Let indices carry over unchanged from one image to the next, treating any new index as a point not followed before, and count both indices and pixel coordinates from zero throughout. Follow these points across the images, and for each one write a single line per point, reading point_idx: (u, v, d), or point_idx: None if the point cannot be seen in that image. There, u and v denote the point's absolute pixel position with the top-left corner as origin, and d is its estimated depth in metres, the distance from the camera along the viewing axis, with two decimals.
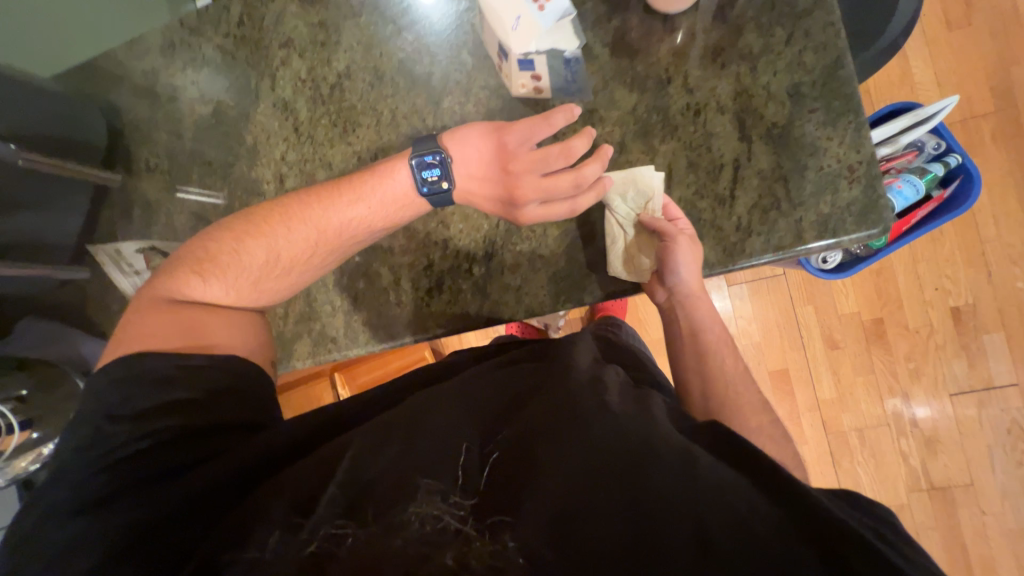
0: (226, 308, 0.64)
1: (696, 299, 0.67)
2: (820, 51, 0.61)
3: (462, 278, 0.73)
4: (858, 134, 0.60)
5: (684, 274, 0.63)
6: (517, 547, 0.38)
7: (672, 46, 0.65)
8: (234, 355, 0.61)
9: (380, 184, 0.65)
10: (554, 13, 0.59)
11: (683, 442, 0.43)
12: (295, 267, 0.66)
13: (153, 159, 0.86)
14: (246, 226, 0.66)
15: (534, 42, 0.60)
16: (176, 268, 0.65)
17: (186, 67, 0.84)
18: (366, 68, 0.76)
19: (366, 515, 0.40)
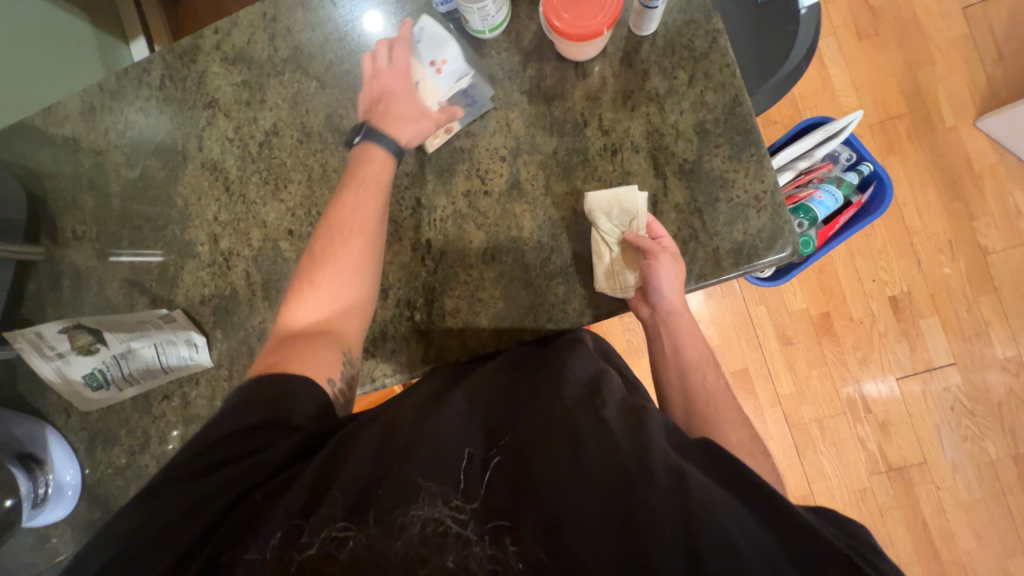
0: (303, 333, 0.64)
1: (677, 317, 0.64)
2: (720, 90, 0.65)
3: (410, 322, 0.73)
4: (761, 165, 0.64)
5: (665, 289, 0.62)
6: (517, 552, 0.40)
7: (585, 90, 0.68)
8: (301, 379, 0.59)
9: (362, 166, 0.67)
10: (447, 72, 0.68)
11: (677, 459, 0.44)
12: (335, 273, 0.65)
13: (79, 227, 0.84)
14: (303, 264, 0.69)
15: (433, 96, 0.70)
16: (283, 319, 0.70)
17: (108, 131, 0.82)
18: (293, 125, 0.76)
19: (367, 517, 0.43)
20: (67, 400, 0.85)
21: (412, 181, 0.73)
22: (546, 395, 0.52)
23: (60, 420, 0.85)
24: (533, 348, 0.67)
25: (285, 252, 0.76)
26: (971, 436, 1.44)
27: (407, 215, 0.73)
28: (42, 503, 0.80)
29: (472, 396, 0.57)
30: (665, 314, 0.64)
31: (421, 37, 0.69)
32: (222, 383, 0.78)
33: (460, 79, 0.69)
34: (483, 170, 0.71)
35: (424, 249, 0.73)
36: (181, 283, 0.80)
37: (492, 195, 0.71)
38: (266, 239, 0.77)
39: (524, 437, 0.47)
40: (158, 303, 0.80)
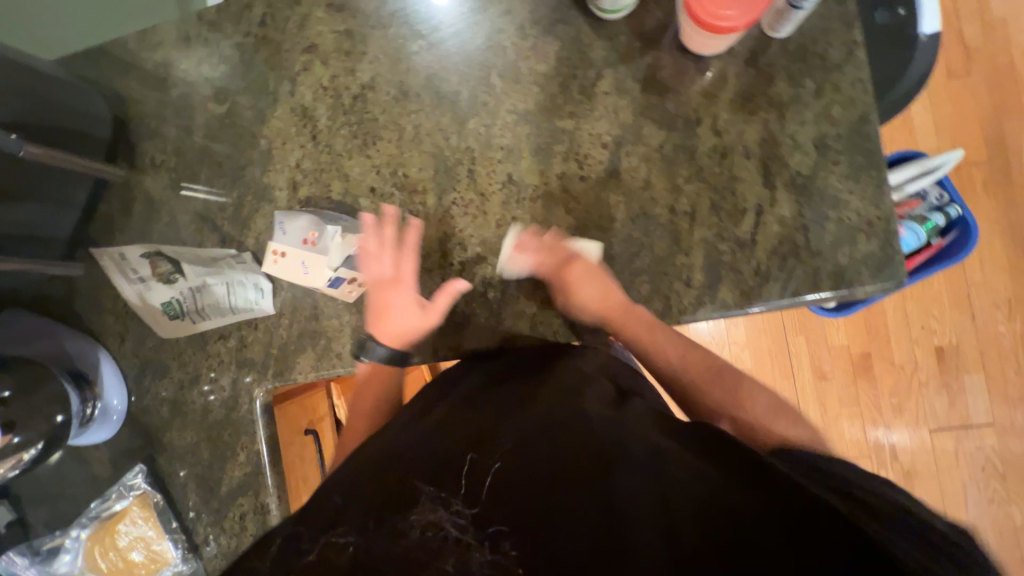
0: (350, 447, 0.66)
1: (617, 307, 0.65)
2: (847, 106, 0.62)
3: (480, 297, 0.72)
4: (879, 190, 0.62)
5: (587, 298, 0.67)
6: (516, 557, 0.40)
7: (703, 86, 0.65)
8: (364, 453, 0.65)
9: (384, 332, 0.68)
10: (322, 242, 0.68)
11: (654, 440, 0.46)
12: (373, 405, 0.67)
13: (159, 155, 0.82)
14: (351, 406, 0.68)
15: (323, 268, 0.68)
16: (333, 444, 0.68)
17: (201, 63, 0.81)
18: (391, 82, 0.74)
19: (368, 524, 0.44)
20: (122, 326, 0.84)
21: (506, 156, 0.71)
22: (537, 398, 0.54)
23: (113, 344, 0.85)
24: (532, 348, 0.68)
25: (364, 209, 0.75)
26: (996, 500, 1.40)
27: (495, 190, 0.71)
28: (88, 423, 0.81)
29: (470, 400, 0.58)
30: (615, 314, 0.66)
31: (281, 228, 0.68)
32: (281, 330, 0.78)
33: (333, 235, 0.68)
34: (581, 155, 0.69)
35: (508, 226, 0.71)
36: (253, 225, 0.79)
37: (588, 181, 0.69)
38: (346, 193, 0.75)
39: (518, 436, 0.48)
40: (226, 242, 0.79)
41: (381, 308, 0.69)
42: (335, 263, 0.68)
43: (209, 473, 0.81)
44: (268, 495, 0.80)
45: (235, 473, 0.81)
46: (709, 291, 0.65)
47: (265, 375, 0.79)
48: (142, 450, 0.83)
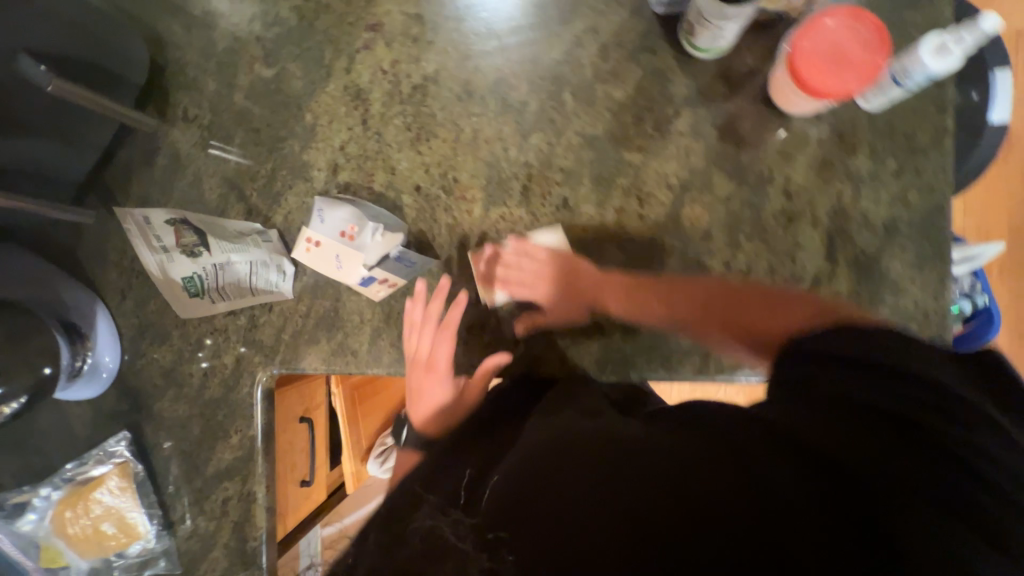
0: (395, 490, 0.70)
1: (598, 292, 0.65)
2: (925, 192, 0.60)
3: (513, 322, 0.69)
4: (941, 283, 0.60)
5: (564, 304, 0.66)
6: (515, 562, 0.35)
7: (781, 145, 0.63)
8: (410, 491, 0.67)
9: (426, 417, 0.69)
10: (362, 236, 0.64)
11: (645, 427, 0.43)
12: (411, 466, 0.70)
13: (193, 109, 0.77)
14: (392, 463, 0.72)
15: (357, 264, 0.64)
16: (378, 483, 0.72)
17: (255, 20, 0.75)
18: (456, 78, 0.70)
19: (370, 540, 0.44)
20: (125, 283, 0.79)
21: (565, 179, 0.67)
22: (535, 418, 0.52)
23: (112, 300, 0.80)
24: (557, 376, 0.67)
25: (405, 208, 0.71)
26: None
27: (548, 213, 0.68)
28: (74, 377, 0.77)
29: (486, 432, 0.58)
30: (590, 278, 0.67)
31: (319, 216, 0.64)
32: (296, 317, 0.74)
33: (375, 232, 0.64)
34: (643, 192, 0.66)
35: (554, 252, 0.68)
36: (284, 202, 0.74)
37: (646, 221, 0.66)
38: (389, 187, 0.71)
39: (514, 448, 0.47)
40: (252, 215, 0.75)
41: (419, 392, 0.70)
42: (370, 261, 0.64)
43: (196, 451, 0.78)
44: (256, 483, 0.76)
45: (225, 455, 0.77)
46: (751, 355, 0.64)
47: (272, 360, 0.76)
48: (127, 416, 0.79)
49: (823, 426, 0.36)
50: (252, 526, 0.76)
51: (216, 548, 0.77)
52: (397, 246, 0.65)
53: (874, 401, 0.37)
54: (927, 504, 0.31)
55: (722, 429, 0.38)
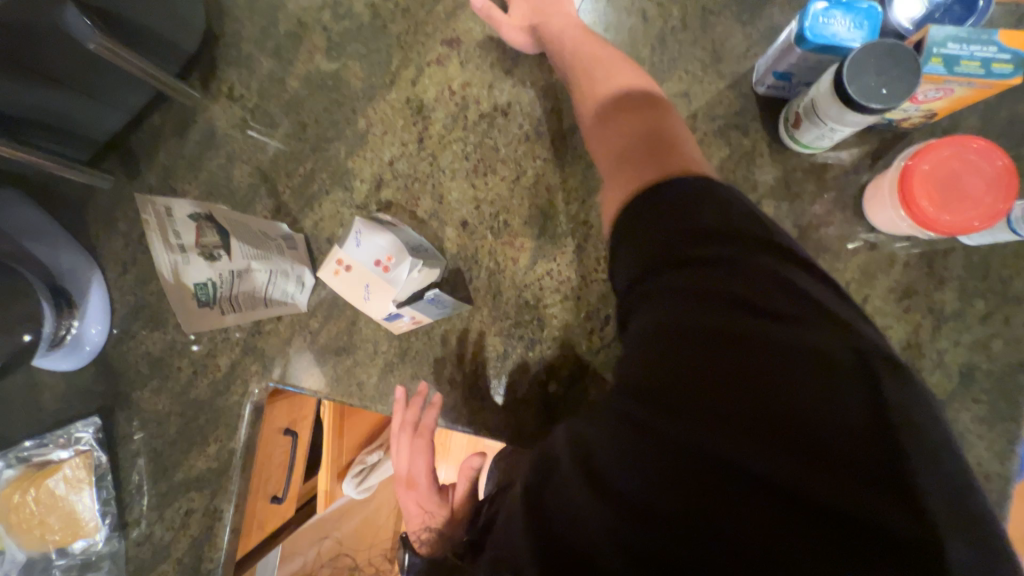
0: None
1: (558, 14, 0.61)
2: (1011, 344, 0.55)
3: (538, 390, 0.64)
4: (1010, 446, 0.55)
5: (532, 1, 0.62)
6: None
7: (864, 261, 0.58)
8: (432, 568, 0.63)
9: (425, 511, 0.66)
10: (398, 272, 0.57)
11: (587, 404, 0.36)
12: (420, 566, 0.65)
13: (239, 87, 0.71)
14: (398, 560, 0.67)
15: (385, 299, 0.58)
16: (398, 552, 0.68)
17: (325, 9, 0.70)
18: (528, 115, 0.65)
19: None
20: (129, 256, 0.73)
21: None
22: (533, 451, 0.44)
23: (111, 271, 0.74)
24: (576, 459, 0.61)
25: (446, 241, 0.65)
26: None
27: (598, 279, 0.63)
28: (56, 346, 0.69)
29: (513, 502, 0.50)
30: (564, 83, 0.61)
31: (356, 239, 0.58)
32: (305, 333, 0.68)
33: (413, 269, 0.58)
34: None
35: (597, 322, 0.62)
36: (317, 207, 0.68)
37: None
38: (433, 215, 0.66)
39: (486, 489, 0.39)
40: (280, 214, 0.69)
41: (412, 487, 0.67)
42: (400, 298, 0.58)
43: (167, 452, 0.71)
44: (225, 501, 0.70)
45: (198, 463, 0.71)
46: None
47: (269, 372, 0.70)
48: (102, 398, 0.73)
49: (770, 389, 0.29)
50: (211, 545, 0.70)
51: (167, 561, 0.70)
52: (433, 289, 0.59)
53: (810, 345, 0.30)
54: (876, 400, 0.28)
55: (652, 402, 0.31)
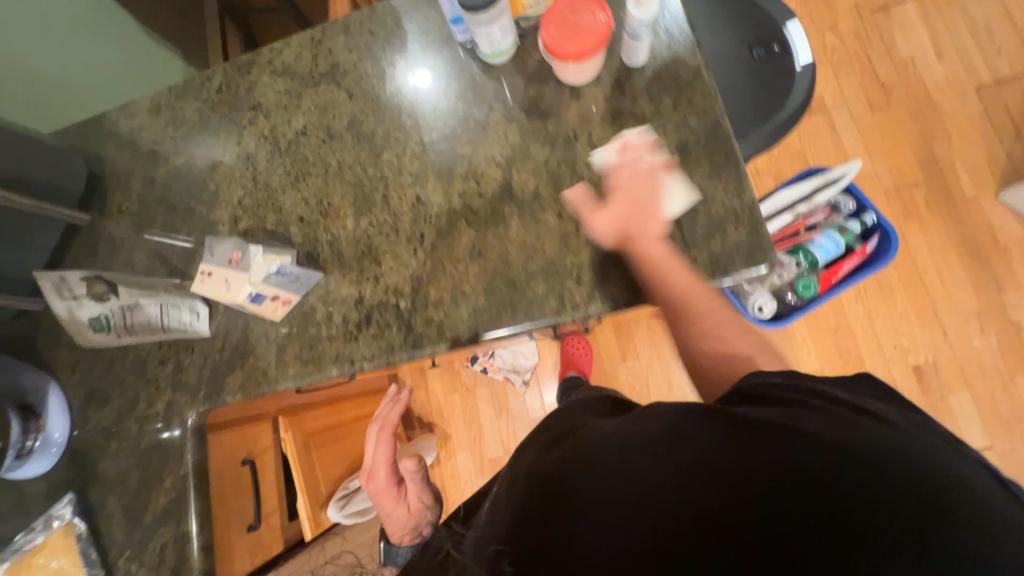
0: (400, 520, 1.09)
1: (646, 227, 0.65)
2: (701, 115, 0.70)
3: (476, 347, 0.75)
4: (739, 183, 0.67)
5: (617, 215, 0.67)
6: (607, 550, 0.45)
7: (577, 110, 0.74)
8: (410, 507, 1.11)
9: (394, 509, 1.08)
10: (246, 260, 0.74)
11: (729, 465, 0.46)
12: (402, 510, 1.09)
13: (125, 203, 0.94)
14: (392, 523, 1.09)
15: (244, 285, 0.74)
16: (393, 517, 1.08)
17: (168, 125, 0.94)
18: (320, 128, 0.86)
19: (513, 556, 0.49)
20: (74, 358, 0.90)
21: (415, 181, 0.79)
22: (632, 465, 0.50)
23: (63, 376, 0.90)
24: (439, 346, 0.73)
25: (293, 236, 0.83)
26: None
27: (406, 211, 0.78)
28: (26, 455, 0.83)
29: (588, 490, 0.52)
30: (450, 79, 0.81)
31: (211, 252, 0.76)
32: (213, 353, 0.82)
33: (256, 253, 0.74)
34: (479, 175, 0.77)
35: (417, 241, 0.77)
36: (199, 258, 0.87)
37: (485, 196, 0.76)
38: (278, 223, 0.84)
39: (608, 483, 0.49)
40: (175, 274, 0.87)
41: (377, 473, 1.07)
42: (255, 280, 0.73)
43: (135, 503, 0.82)
44: (189, 524, 0.79)
45: (160, 500, 0.81)
46: (599, 286, 0.69)
47: (195, 398, 0.82)
48: (75, 481, 0.85)
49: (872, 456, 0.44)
50: (187, 568, 0.78)
51: None
52: (279, 262, 0.75)
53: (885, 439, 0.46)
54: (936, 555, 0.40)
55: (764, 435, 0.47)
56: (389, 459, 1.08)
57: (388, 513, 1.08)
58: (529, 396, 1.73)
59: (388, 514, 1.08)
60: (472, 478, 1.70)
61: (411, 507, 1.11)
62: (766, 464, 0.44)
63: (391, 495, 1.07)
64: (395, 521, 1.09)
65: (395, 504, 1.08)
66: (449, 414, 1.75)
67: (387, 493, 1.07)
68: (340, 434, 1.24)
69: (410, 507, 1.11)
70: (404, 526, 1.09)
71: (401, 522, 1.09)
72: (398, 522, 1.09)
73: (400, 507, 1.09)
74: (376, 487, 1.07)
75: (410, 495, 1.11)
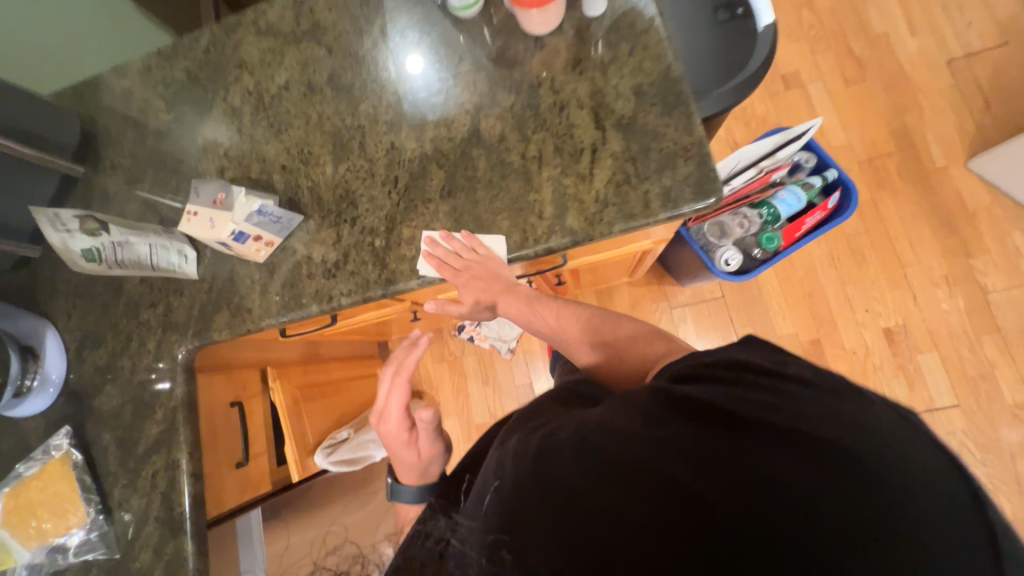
0: (409, 465, 0.97)
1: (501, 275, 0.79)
2: (655, 60, 0.75)
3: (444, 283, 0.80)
4: (689, 120, 0.72)
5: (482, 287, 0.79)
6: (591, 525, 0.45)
7: (541, 58, 0.79)
8: (422, 454, 0.96)
9: (405, 451, 0.96)
10: (230, 201, 0.79)
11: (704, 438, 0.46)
12: (414, 454, 0.96)
13: (117, 159, 0.98)
14: (402, 468, 0.97)
15: (227, 225, 0.78)
16: (402, 460, 0.97)
17: (158, 84, 0.99)
18: (301, 82, 0.90)
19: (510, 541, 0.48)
20: (70, 303, 0.94)
21: (390, 129, 0.84)
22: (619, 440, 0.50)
23: (59, 321, 0.94)
24: (411, 280, 0.78)
25: (276, 184, 0.87)
26: None
27: (381, 157, 0.83)
28: (25, 393, 0.87)
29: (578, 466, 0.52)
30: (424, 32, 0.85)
31: (198, 194, 0.81)
32: (201, 295, 0.87)
33: (239, 194, 0.79)
34: (449, 121, 0.81)
35: (392, 185, 0.82)
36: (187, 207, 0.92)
37: (455, 141, 0.80)
38: (262, 172, 0.88)
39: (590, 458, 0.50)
40: (165, 223, 0.93)
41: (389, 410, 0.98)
42: (236, 220, 0.78)
43: (128, 434, 0.87)
44: (180, 451, 0.85)
45: (152, 431, 0.86)
46: (559, 221, 0.74)
47: (185, 336, 0.87)
48: (72, 417, 0.90)
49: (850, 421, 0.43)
50: (177, 492, 0.83)
51: (149, 522, 0.83)
52: (258, 202, 0.78)
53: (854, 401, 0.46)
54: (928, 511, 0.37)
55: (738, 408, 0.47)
56: (401, 396, 0.98)
57: (401, 456, 0.97)
58: (515, 364, 1.78)
59: (400, 457, 0.96)
60: (459, 443, 1.76)
61: (424, 453, 0.97)
62: (733, 433, 0.44)
63: (400, 434, 0.97)
64: (402, 465, 0.97)
65: (409, 445, 0.96)
66: (437, 382, 1.80)
67: (399, 432, 0.97)
68: (329, 390, 1.29)
69: (421, 455, 0.96)
70: (415, 473, 0.97)
71: (413, 466, 0.97)
72: (409, 465, 0.96)
73: (411, 450, 0.96)
74: (386, 424, 0.97)
75: (421, 441, 0.96)
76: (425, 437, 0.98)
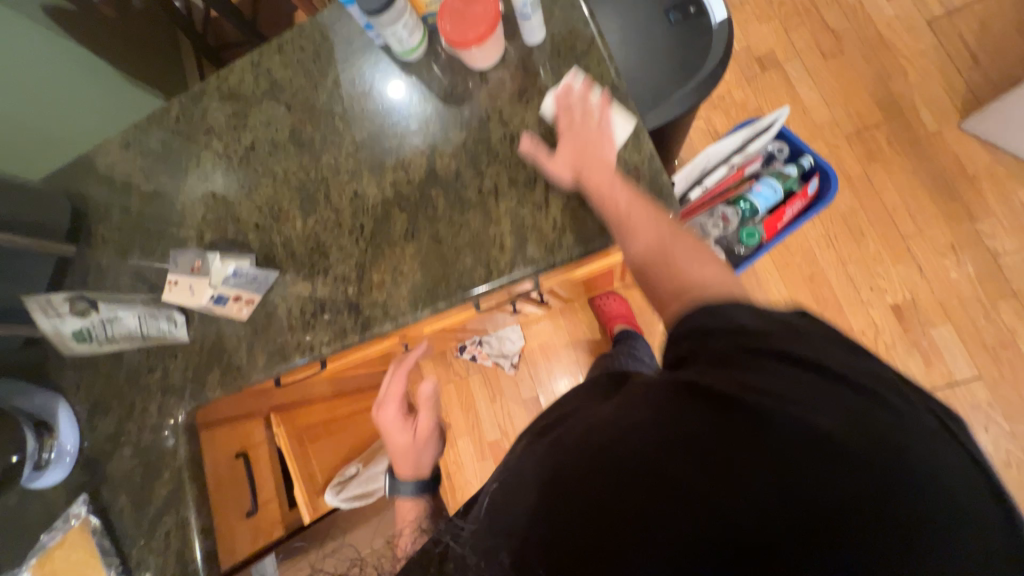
0: (408, 458, 1.01)
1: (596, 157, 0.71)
2: (598, 82, 0.76)
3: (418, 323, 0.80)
4: (636, 139, 0.73)
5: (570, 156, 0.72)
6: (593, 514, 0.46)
7: (487, 91, 0.80)
8: (419, 465, 1.00)
9: (405, 449, 1.01)
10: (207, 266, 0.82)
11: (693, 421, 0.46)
12: (415, 446, 1.01)
13: (107, 233, 1.03)
14: (398, 461, 1.01)
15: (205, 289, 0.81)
16: (402, 457, 1.01)
17: (137, 158, 1.04)
18: (266, 141, 0.93)
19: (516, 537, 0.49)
20: (77, 375, 0.99)
21: (352, 177, 0.86)
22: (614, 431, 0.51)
23: (69, 393, 0.99)
24: (383, 325, 0.80)
25: (251, 242, 0.90)
26: (1015, 463, 1.31)
27: (346, 206, 0.85)
28: (44, 466, 0.92)
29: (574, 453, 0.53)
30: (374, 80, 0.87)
31: (176, 263, 0.84)
32: (193, 356, 0.91)
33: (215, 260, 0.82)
34: (407, 164, 0.83)
35: (358, 232, 0.84)
36: None
37: (413, 182, 0.82)
38: (238, 232, 0.92)
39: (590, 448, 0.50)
40: (155, 290, 0.97)
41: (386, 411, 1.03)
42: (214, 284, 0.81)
43: (141, 496, 0.91)
44: (188, 510, 0.88)
45: (161, 491, 0.90)
46: (521, 251, 0.75)
47: (183, 398, 0.91)
48: (88, 484, 0.94)
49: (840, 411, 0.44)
50: (190, 549, 0.87)
51: None
52: (233, 265, 0.82)
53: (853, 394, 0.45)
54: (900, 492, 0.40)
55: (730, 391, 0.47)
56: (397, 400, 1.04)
57: (399, 459, 1.01)
58: (520, 379, 1.78)
59: (398, 455, 1.01)
60: (473, 462, 1.76)
61: (423, 447, 1.02)
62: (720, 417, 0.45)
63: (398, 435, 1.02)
64: (401, 458, 1.01)
65: (406, 450, 1.01)
66: (446, 404, 1.81)
67: (396, 426, 1.03)
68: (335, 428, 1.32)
69: (418, 456, 1.01)
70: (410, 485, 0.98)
71: (410, 464, 1.00)
72: (407, 468, 1.00)
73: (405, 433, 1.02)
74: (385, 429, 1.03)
75: (426, 434, 1.03)
76: (426, 436, 1.03)
